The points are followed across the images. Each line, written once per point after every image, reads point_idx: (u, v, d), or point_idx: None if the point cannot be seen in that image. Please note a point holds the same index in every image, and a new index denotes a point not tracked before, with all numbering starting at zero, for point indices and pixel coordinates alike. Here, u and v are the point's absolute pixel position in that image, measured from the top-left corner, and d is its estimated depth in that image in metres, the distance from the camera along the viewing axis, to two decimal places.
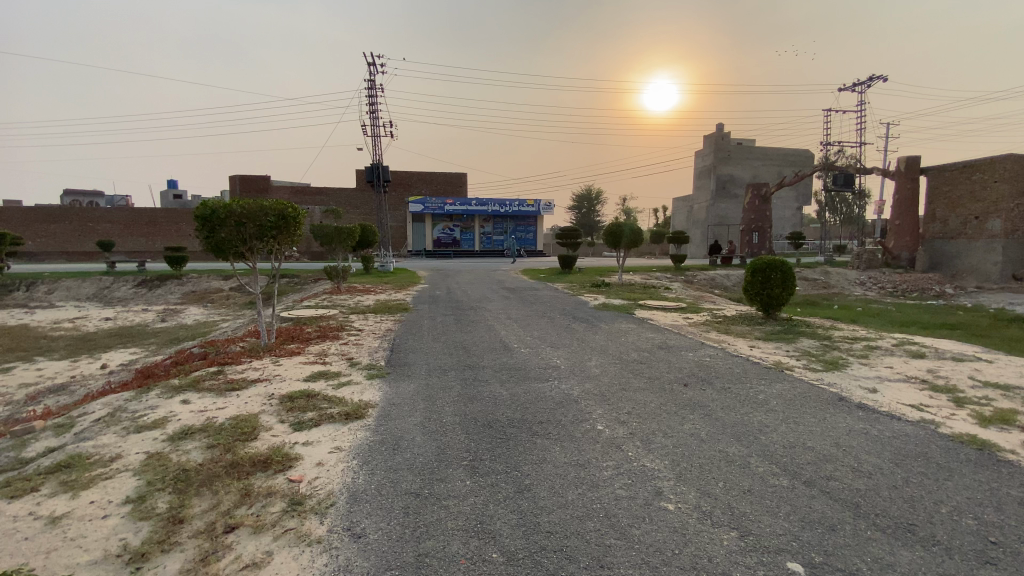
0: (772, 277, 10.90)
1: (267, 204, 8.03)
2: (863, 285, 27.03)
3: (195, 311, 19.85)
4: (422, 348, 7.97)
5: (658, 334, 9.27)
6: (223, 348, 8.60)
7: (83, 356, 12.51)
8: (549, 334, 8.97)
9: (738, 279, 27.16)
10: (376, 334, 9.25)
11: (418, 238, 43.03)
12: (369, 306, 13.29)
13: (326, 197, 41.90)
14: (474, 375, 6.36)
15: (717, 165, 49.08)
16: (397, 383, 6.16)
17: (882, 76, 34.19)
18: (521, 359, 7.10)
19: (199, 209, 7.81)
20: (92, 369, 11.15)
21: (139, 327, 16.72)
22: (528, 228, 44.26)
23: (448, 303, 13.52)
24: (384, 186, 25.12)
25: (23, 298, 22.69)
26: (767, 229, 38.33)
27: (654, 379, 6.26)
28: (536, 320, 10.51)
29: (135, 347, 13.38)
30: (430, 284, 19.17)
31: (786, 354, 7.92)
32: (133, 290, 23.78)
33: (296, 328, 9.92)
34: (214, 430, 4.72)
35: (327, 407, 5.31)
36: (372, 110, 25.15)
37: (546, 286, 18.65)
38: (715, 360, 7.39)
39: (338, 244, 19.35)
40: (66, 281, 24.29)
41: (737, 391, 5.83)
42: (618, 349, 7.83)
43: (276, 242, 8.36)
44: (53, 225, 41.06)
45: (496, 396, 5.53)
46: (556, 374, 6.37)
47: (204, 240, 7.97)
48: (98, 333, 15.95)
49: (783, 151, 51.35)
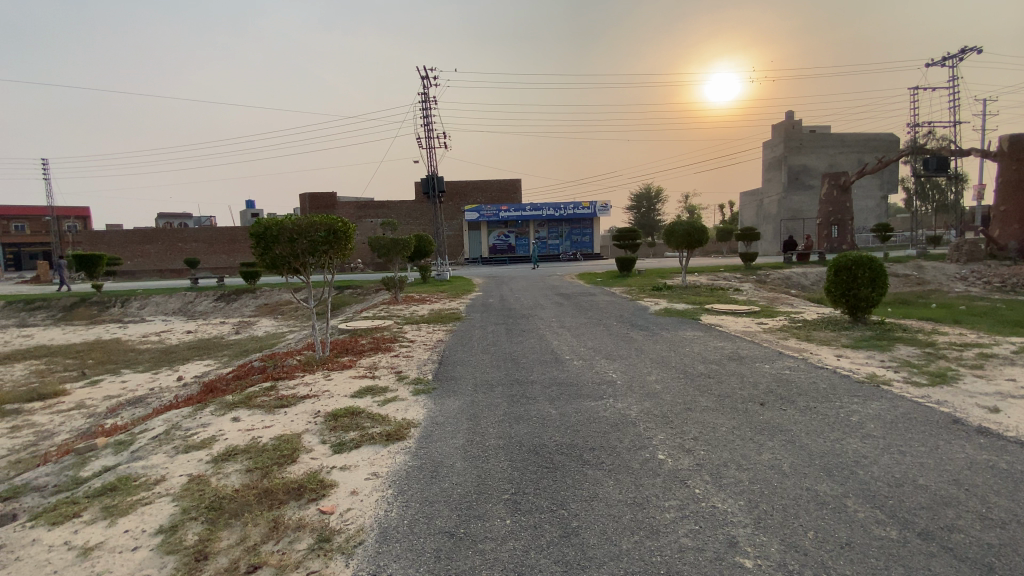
0: (858, 275, 9.78)
1: (318, 219, 8.08)
2: (965, 280, 24.10)
3: (266, 323, 20.91)
4: (470, 360, 7.68)
5: (726, 342, 8.46)
6: (281, 362, 8.72)
7: (163, 369, 13.40)
8: (606, 345, 8.42)
9: (816, 277, 25.09)
10: (428, 346, 9.09)
11: (475, 246, 43.45)
12: (423, 315, 13.27)
13: (386, 209, 43.23)
14: (522, 391, 5.98)
15: (788, 156, 45.97)
16: (441, 400, 5.88)
17: (978, 47, 30.55)
18: (575, 372, 6.64)
19: (254, 226, 7.94)
20: (169, 381, 11.84)
21: (215, 340, 17.77)
22: (585, 231, 43.40)
23: (501, 312, 13.22)
24: (439, 196, 25.36)
25: (120, 313, 24.94)
26: (848, 222, 35.29)
27: (724, 396, 5.60)
28: (591, 329, 10.00)
29: (208, 359, 14.16)
30: (485, 292, 19.05)
31: (881, 365, 6.92)
32: (213, 304, 25.52)
33: (351, 340, 9.97)
34: (256, 452, 4.63)
35: (369, 427, 5.10)
36: (426, 122, 25.58)
37: (603, 291, 17.99)
38: (794, 373, 6.56)
39: (395, 255, 19.67)
40: (156, 297, 26.45)
41: (824, 412, 5.08)
42: (682, 361, 7.16)
43: (328, 256, 8.40)
44: (148, 246, 45.24)
45: (545, 415, 5.11)
46: (611, 390, 5.85)
47: (259, 257, 8.07)
48: (179, 345, 17.11)
49: (863, 136, 47.23)
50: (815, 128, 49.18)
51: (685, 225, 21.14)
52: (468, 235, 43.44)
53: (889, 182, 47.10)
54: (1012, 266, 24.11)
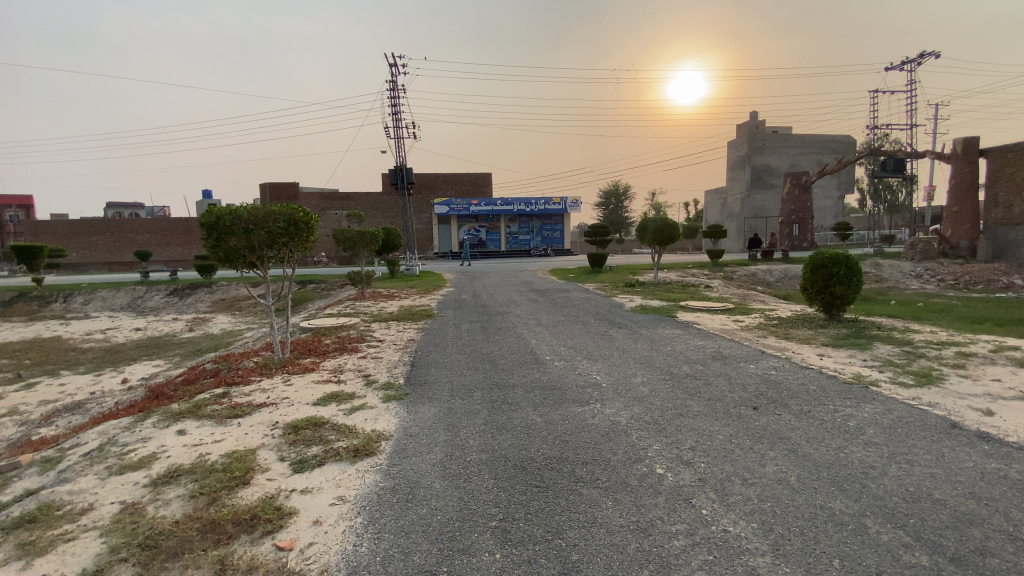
0: (835, 272, 9.75)
1: (277, 208, 7.41)
2: (920, 277, 25.06)
3: (223, 320, 19.77)
4: (444, 362, 7.19)
5: (709, 341, 8.24)
6: (236, 364, 7.98)
7: (107, 370, 12.34)
8: (586, 344, 8.09)
9: (781, 274, 25.61)
10: (398, 346, 8.54)
11: (444, 241, 42.75)
12: (392, 312, 12.68)
13: (352, 201, 41.92)
14: (502, 396, 5.54)
15: (752, 155, 46.99)
16: (415, 408, 5.38)
17: (933, 53, 31.66)
18: (557, 375, 6.26)
19: (204, 216, 7.21)
20: (113, 384, 10.85)
21: (166, 337, 16.61)
22: (556, 227, 43.27)
23: (474, 308, 12.76)
24: (408, 188, 24.57)
25: (62, 309, 23.19)
26: (809, 221, 36.33)
27: (714, 400, 5.33)
28: (569, 327, 9.67)
29: (159, 359, 13.14)
30: (456, 288, 18.50)
31: (865, 365, 6.83)
32: (166, 299, 24.01)
33: (314, 340, 9.30)
34: (202, 473, 4.04)
35: (334, 441, 4.58)
36: (395, 112, 24.71)
37: (576, 287, 17.73)
38: (782, 373, 6.37)
39: (361, 249, 18.88)
40: (102, 291, 24.70)
41: (820, 416, 4.87)
42: (667, 362, 6.89)
43: (288, 249, 7.75)
44: (95, 237, 42.51)
45: (530, 424, 4.70)
46: (597, 395, 5.48)
47: (211, 250, 7.37)
48: (126, 344, 15.90)
49: (823, 137, 48.72)
50: (778, 129, 50.48)
51: (658, 221, 21.09)
52: (438, 229, 42.64)
53: (846, 183, 48.80)
54: (962, 264, 25.20)
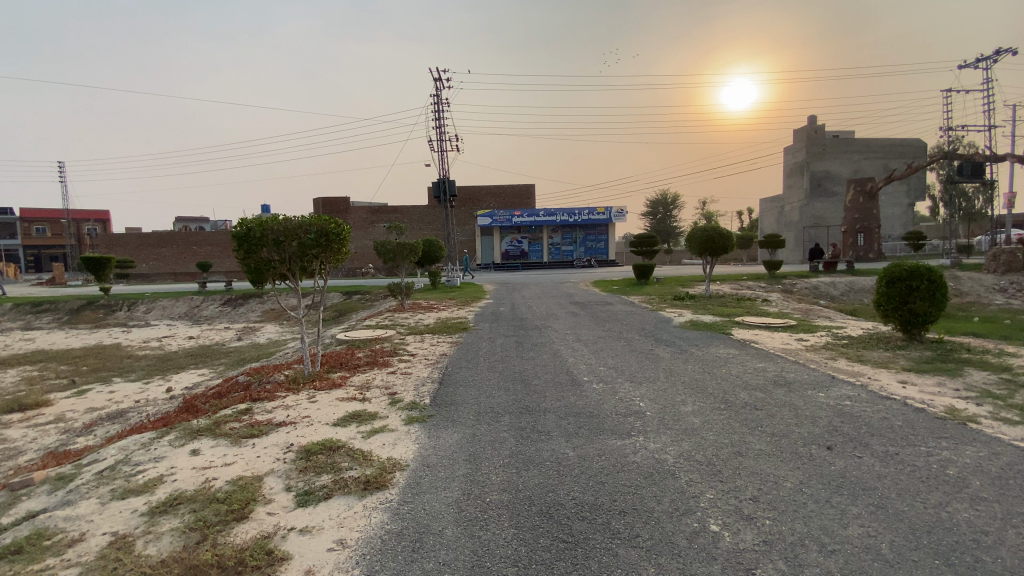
0: (914, 287, 8.64)
1: (307, 219, 7.20)
2: (1006, 291, 22.57)
3: (270, 329, 20.27)
4: (474, 381, 6.74)
5: (768, 363, 7.40)
6: (266, 377, 7.80)
7: (156, 378, 12.70)
8: (629, 364, 7.43)
9: (845, 287, 23.76)
10: (430, 362, 8.16)
11: (487, 252, 42.79)
12: (428, 325, 12.42)
13: (398, 213, 42.68)
14: (533, 423, 5.02)
15: (810, 161, 44.51)
16: (437, 433, 4.95)
17: (1012, 48, 28.84)
18: (596, 399, 5.68)
19: (235, 228, 7.07)
20: (158, 393, 11.06)
21: (215, 346, 17.11)
22: (600, 237, 42.31)
23: (512, 322, 12.31)
24: (451, 200, 24.55)
25: (125, 317, 24.54)
26: (875, 230, 33.84)
27: (778, 437, 4.58)
28: (611, 343, 9.04)
29: (204, 368, 13.41)
30: (495, 299, 18.15)
31: (958, 395, 5.85)
32: (219, 308, 24.96)
33: (347, 353, 9.09)
34: (202, 502, 3.74)
35: (345, 469, 4.20)
36: (438, 125, 24.85)
37: (620, 300, 16.99)
38: (857, 405, 5.49)
39: (401, 260, 18.88)
40: (163, 300, 25.97)
41: (910, 461, 4.06)
42: (720, 387, 6.14)
43: (319, 261, 7.53)
44: (163, 249, 45.31)
45: (561, 459, 4.14)
46: (640, 426, 4.85)
47: (242, 262, 7.23)
48: (178, 352, 16.48)
49: (889, 141, 45.49)
50: (839, 133, 47.66)
51: (708, 230, 19.97)
52: (481, 240, 42.71)
53: (916, 189, 45.27)
54: None
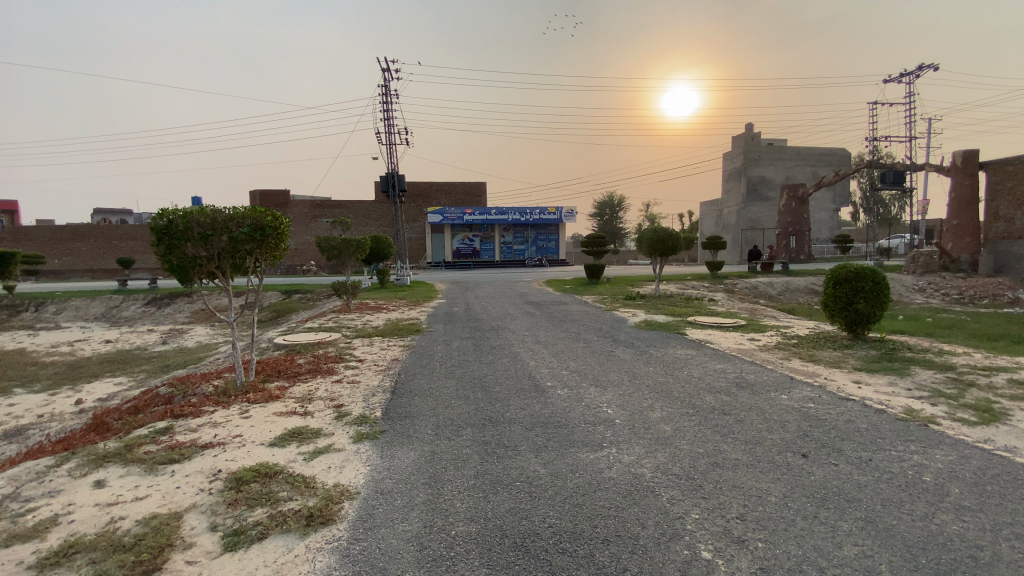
0: (859, 288, 8.91)
1: (238, 211, 6.43)
2: (923, 291, 24.41)
3: (201, 332, 18.69)
4: (429, 389, 6.24)
5: (728, 364, 7.35)
6: (191, 389, 6.91)
7: (64, 389, 11.23)
8: (591, 367, 7.17)
9: (783, 286, 24.91)
10: (379, 368, 7.57)
11: (437, 250, 41.95)
12: (377, 326, 11.73)
13: (343, 209, 40.96)
14: (497, 437, 4.60)
15: (748, 166, 46.65)
16: (391, 452, 4.43)
17: (932, 65, 31.53)
18: (562, 407, 5.35)
19: (154, 220, 6.20)
20: (65, 405, 9.74)
21: (137, 351, 15.50)
22: (551, 237, 42.46)
23: (466, 322, 11.86)
24: (400, 196, 23.64)
25: (31, 319, 21.95)
26: (806, 233, 35.88)
27: (753, 444, 4.42)
28: (570, 345, 8.77)
29: (122, 376, 12.03)
30: (447, 299, 17.56)
31: (912, 395, 5.97)
32: (143, 309, 22.82)
33: (286, 360, 8.30)
34: (104, 551, 3.07)
35: (284, 500, 3.63)
36: (386, 117, 23.84)
37: (574, 299, 16.90)
38: (821, 407, 5.47)
39: (347, 258, 17.94)
40: (76, 300, 23.45)
41: (885, 468, 4.00)
42: (687, 391, 5.98)
43: (253, 258, 6.77)
44: (78, 242, 41.27)
45: (532, 479, 3.75)
46: (612, 436, 4.54)
47: (161, 259, 6.37)
48: (92, 358, 14.77)
49: (818, 150, 48.47)
50: (773, 141, 50.29)
51: (658, 231, 20.29)
52: (431, 238, 41.78)
53: (841, 196, 48.51)
54: (965, 278, 24.64)
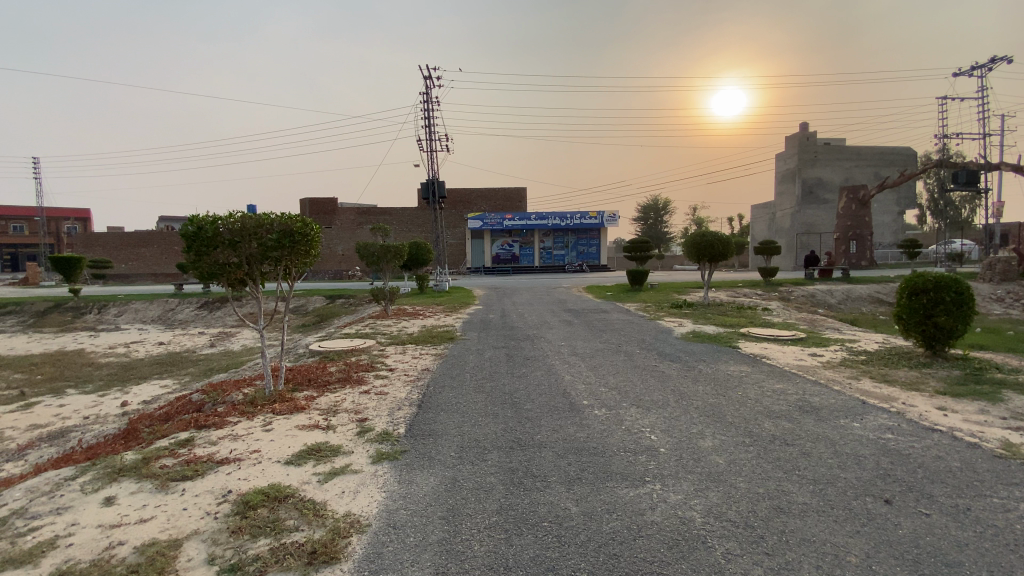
0: (941, 299, 7.93)
1: (268, 217, 6.31)
2: (1004, 300, 22.12)
3: (246, 335, 19.18)
4: (459, 404, 5.87)
5: (788, 384, 6.60)
6: (221, 396, 6.81)
7: (113, 390, 11.62)
8: (634, 384, 6.60)
9: (843, 295, 23.21)
10: (409, 379, 7.27)
11: (477, 255, 42.00)
12: (411, 334, 11.53)
13: (387, 215, 41.73)
14: (526, 464, 4.16)
15: (802, 168, 44.29)
16: (410, 477, 4.07)
17: (1006, 57, 28.82)
18: (599, 430, 4.85)
19: (184, 226, 6.11)
20: (111, 408, 10.00)
21: (185, 354, 16.01)
22: (592, 242, 41.70)
23: (502, 331, 11.49)
24: (440, 202, 23.62)
25: (95, 321, 23.29)
26: (867, 237, 33.74)
27: (822, 485, 3.79)
28: (609, 358, 8.22)
29: (168, 379, 12.35)
30: (484, 306, 17.26)
31: (1011, 425, 5.08)
32: (195, 312, 23.77)
33: (318, 368, 8.15)
34: None
35: (288, 531, 3.32)
36: (427, 124, 23.95)
37: (615, 307, 16.25)
38: (901, 440, 4.71)
39: (385, 264, 17.96)
40: (136, 303, 24.75)
41: (989, 519, 3.28)
42: (742, 416, 5.32)
43: (282, 264, 6.62)
44: (144, 249, 43.88)
45: (562, 520, 3.29)
46: (656, 469, 4.01)
47: (192, 265, 6.28)
48: (144, 360, 15.36)
49: (880, 149, 45.44)
50: (830, 141, 47.56)
51: (705, 236, 19.29)
52: (471, 243, 41.86)
53: (906, 197, 45.22)
54: None
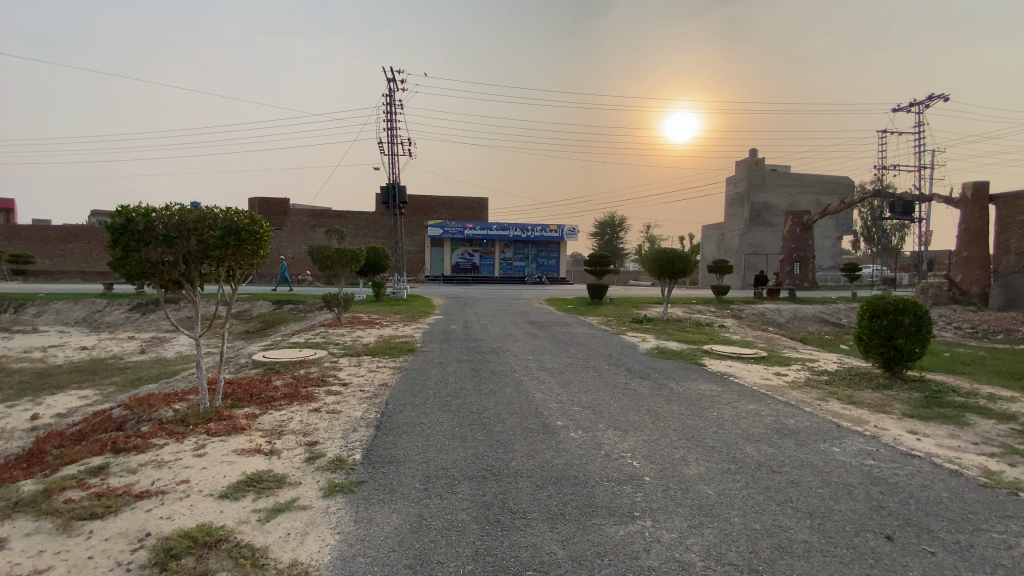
0: (901, 322, 8.13)
1: (211, 211, 5.62)
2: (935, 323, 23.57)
3: (184, 340, 17.69)
4: (422, 425, 5.36)
5: (761, 405, 6.46)
6: (147, 412, 5.96)
7: (22, 400, 10.24)
8: (608, 403, 6.26)
9: (791, 314, 24.08)
10: (365, 396, 6.66)
11: (435, 264, 41.20)
12: (367, 344, 10.84)
13: (343, 219, 40.33)
14: (501, 497, 3.73)
15: (752, 191, 46.32)
16: (369, 515, 3.53)
17: (940, 97, 31.51)
18: (579, 456, 4.47)
19: (111, 218, 5.33)
20: (18, 421, 8.75)
21: (112, 360, 14.50)
22: (552, 254, 41.85)
23: (464, 343, 10.98)
24: (400, 207, 22.88)
25: (8, 321, 20.98)
26: (810, 259, 35.35)
27: (820, 519, 3.55)
28: (579, 374, 7.91)
29: (90, 389, 11.04)
30: (445, 315, 16.67)
31: (980, 451, 5.11)
32: (126, 314, 21.82)
33: (261, 382, 7.37)
34: None
35: None
36: (390, 127, 23.23)
37: (577, 321, 16.06)
38: (885, 467, 4.59)
39: (340, 269, 17.09)
40: (58, 302, 22.48)
41: (995, 558, 3.14)
42: (724, 440, 5.07)
43: (224, 265, 5.93)
44: (71, 244, 40.42)
45: (549, 568, 2.87)
46: (644, 502, 3.66)
47: (117, 262, 5.49)
48: (63, 366, 13.77)
49: (822, 178, 48.19)
50: (777, 167, 50.05)
51: (666, 252, 19.53)
52: (430, 252, 41.04)
53: (844, 224, 48.05)
54: (977, 312, 23.83)
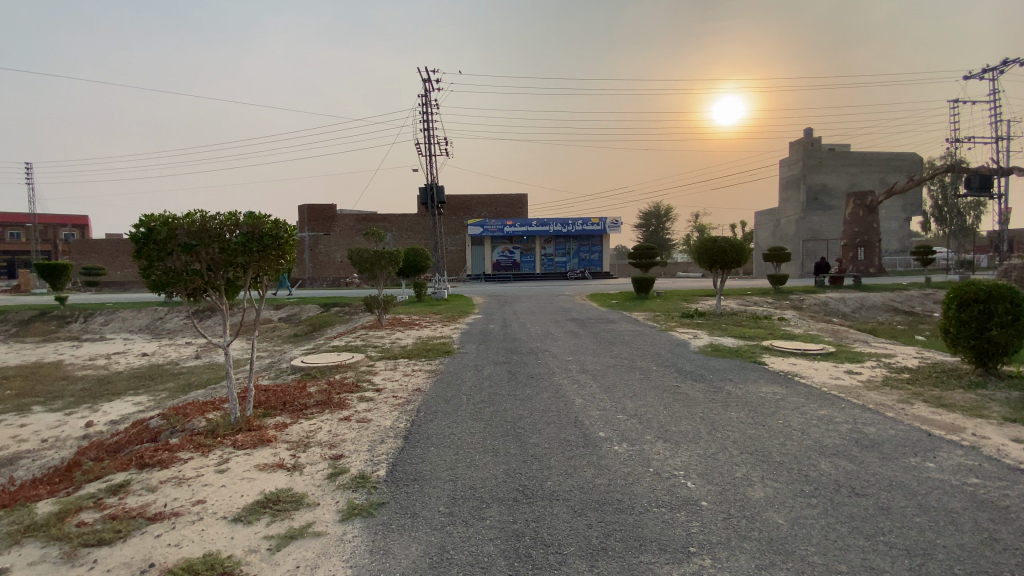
0: (996, 311, 7.07)
1: (232, 217, 5.47)
2: None
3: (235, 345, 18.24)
4: (453, 437, 4.98)
5: (833, 411, 5.68)
6: (180, 423, 5.90)
7: (81, 408, 10.69)
8: (656, 411, 5.66)
9: (857, 303, 22.27)
10: (397, 402, 6.37)
11: (477, 263, 41.19)
12: (404, 346, 10.64)
13: (386, 222, 40.96)
14: (533, 525, 3.28)
15: (807, 173, 43.54)
16: (385, 545, 3.16)
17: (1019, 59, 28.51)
18: (623, 475, 3.96)
19: (135, 227, 5.26)
20: (74, 429, 9.07)
21: (167, 366, 15.08)
22: (594, 249, 40.94)
23: (503, 343, 10.58)
24: (439, 207, 22.73)
25: (80, 330, 22.40)
26: (875, 244, 32.78)
27: (919, 558, 2.90)
28: (623, 377, 7.32)
29: (143, 395, 11.43)
30: (483, 315, 16.34)
31: None
32: (185, 321, 22.83)
33: (295, 389, 7.24)
34: None
35: None
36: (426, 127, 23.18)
37: (622, 317, 15.33)
38: (994, 487, 3.81)
39: (380, 271, 17.10)
40: (124, 311, 23.83)
41: None
42: (795, 455, 4.39)
43: (250, 271, 5.76)
44: None
45: None
46: (702, 535, 3.12)
47: (144, 272, 5.44)
48: (123, 373, 14.42)
49: (885, 156, 44.72)
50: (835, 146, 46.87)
51: (717, 241, 18.42)
52: (471, 250, 41.07)
53: (913, 203, 44.38)
54: None
